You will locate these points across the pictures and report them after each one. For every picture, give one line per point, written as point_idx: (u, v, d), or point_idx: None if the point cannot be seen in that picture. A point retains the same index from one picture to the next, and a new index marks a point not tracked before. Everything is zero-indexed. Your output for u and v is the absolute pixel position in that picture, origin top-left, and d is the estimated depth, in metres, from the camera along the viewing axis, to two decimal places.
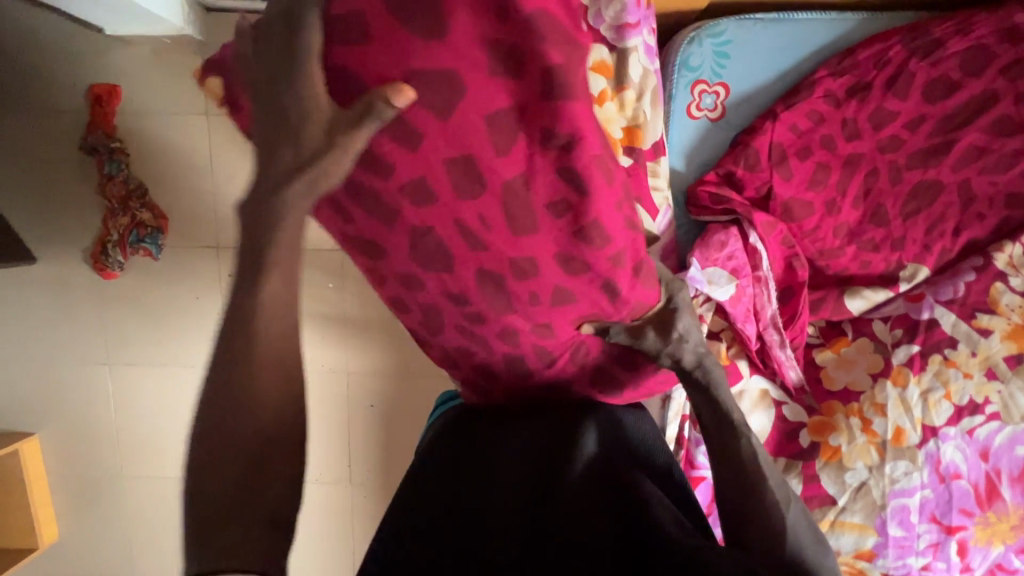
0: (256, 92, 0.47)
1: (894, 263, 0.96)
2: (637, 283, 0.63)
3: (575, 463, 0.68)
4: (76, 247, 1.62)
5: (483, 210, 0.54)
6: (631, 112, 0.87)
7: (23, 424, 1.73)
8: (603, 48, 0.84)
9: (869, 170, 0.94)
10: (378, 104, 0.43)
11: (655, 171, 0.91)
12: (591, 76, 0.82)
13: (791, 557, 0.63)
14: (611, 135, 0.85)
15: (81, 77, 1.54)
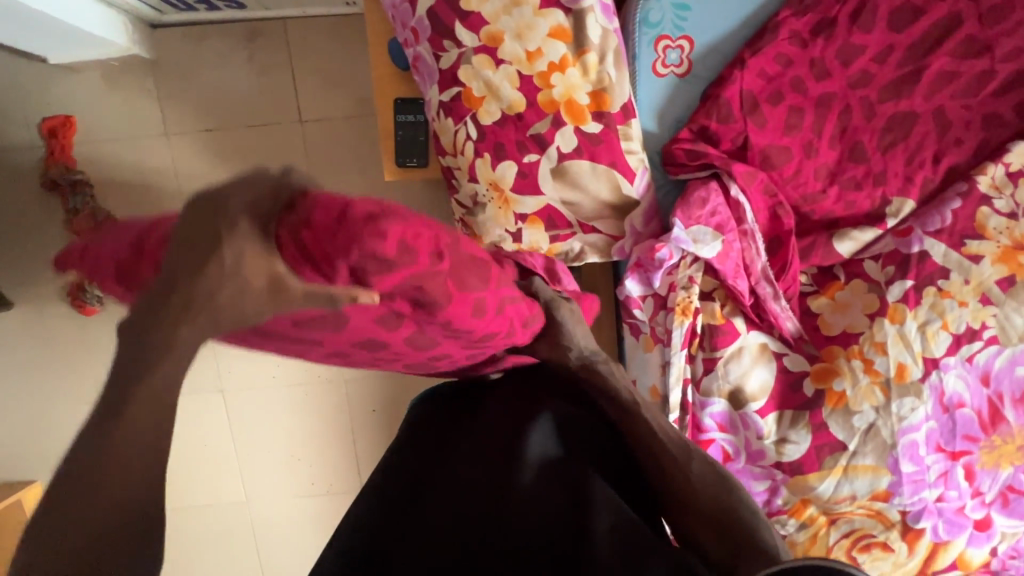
0: (188, 255, 0.39)
1: (879, 199, 0.94)
2: (528, 329, 0.68)
3: (532, 463, 0.71)
4: (52, 288, 1.58)
5: (392, 353, 0.56)
6: (595, 76, 0.85)
7: (23, 473, 1.70)
8: (560, 12, 0.82)
9: (842, 109, 0.92)
10: (344, 299, 0.41)
11: (628, 134, 0.87)
12: (547, 44, 0.83)
13: (705, 497, 0.69)
14: (577, 102, 0.85)
15: (31, 111, 1.49)
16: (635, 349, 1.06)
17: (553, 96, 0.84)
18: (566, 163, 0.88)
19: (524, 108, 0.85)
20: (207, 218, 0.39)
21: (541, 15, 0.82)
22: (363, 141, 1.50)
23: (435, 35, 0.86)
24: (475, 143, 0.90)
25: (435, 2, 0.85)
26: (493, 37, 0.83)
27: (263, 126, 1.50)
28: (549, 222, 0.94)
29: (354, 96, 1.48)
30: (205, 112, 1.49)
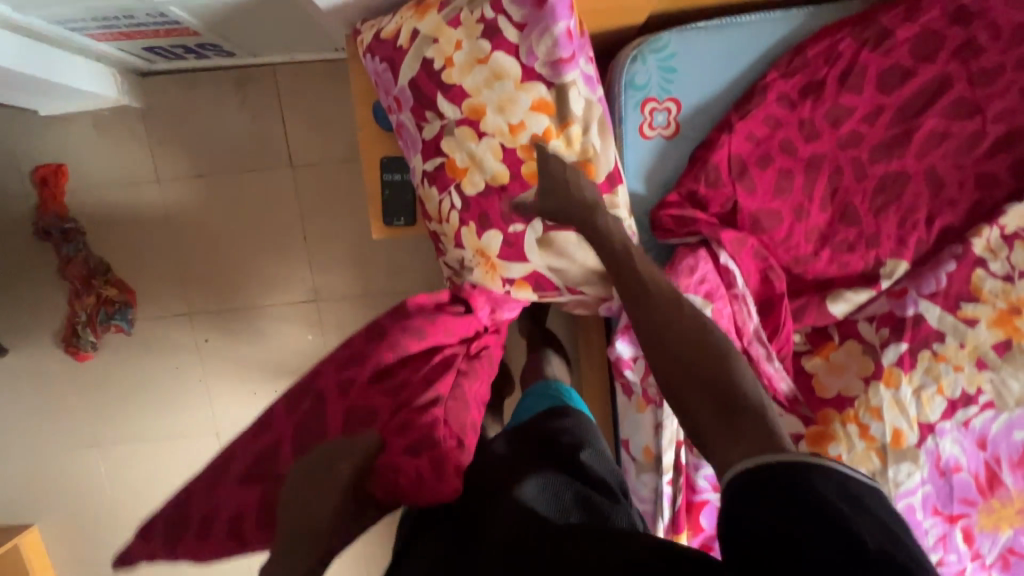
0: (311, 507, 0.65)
1: (872, 260, 0.92)
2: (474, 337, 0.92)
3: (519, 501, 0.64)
4: (46, 333, 1.58)
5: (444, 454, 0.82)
6: (579, 146, 0.83)
7: (18, 517, 1.69)
8: (542, 85, 0.81)
9: (833, 170, 0.91)
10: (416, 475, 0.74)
11: (614, 203, 0.86)
12: (530, 117, 0.82)
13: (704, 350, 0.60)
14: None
15: (23, 159, 1.48)
16: (626, 409, 1.05)
17: (538, 168, 0.84)
18: (551, 233, 0.87)
19: (508, 179, 0.85)
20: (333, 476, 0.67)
21: (522, 90, 0.81)
22: (355, 186, 1.49)
23: (417, 106, 0.86)
24: (460, 212, 0.89)
25: (416, 73, 0.84)
26: (476, 110, 0.83)
27: (254, 171, 1.49)
28: (537, 288, 0.92)
29: (345, 140, 1.47)
30: (197, 158, 1.49)
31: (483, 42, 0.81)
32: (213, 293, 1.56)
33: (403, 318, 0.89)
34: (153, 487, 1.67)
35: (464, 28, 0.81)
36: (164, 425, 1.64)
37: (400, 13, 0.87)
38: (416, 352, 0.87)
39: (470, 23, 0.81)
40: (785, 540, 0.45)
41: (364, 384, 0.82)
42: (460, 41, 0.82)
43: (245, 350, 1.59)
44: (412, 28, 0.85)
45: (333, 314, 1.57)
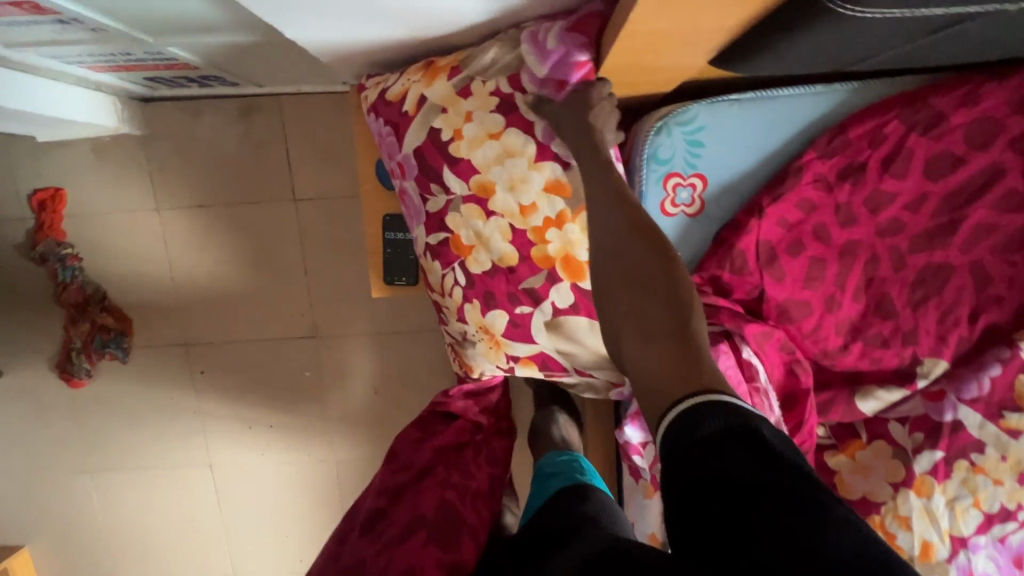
0: None
1: (909, 357, 0.85)
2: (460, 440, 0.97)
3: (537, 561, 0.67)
4: (40, 358, 1.55)
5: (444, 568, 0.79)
6: None
7: (9, 537, 1.68)
8: (557, 165, 0.75)
9: (868, 258, 0.84)
10: None
11: None
12: (543, 199, 0.76)
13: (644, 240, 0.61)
14: (576, 258, 0.77)
15: (21, 182, 1.45)
16: (632, 490, 1.01)
17: (549, 252, 0.77)
18: (560, 318, 0.80)
19: (516, 260, 0.79)
20: None
21: (535, 168, 0.75)
22: (358, 223, 1.44)
23: (422, 177, 0.81)
24: (463, 289, 0.83)
25: (422, 142, 0.80)
26: (484, 187, 0.77)
27: (256, 204, 1.44)
28: (544, 368, 0.86)
29: (350, 176, 1.42)
30: (198, 188, 1.44)
31: (496, 117, 0.76)
32: (210, 325, 1.52)
33: (394, 460, 0.95)
34: (145, 515, 1.65)
35: (476, 99, 0.76)
36: (157, 455, 1.61)
37: (407, 74, 0.82)
38: (404, 484, 0.90)
39: (483, 93, 0.76)
40: (712, 473, 0.46)
41: (352, 535, 0.83)
42: (471, 112, 0.77)
43: (240, 384, 1.55)
44: (420, 95, 0.80)
45: (332, 352, 1.53)
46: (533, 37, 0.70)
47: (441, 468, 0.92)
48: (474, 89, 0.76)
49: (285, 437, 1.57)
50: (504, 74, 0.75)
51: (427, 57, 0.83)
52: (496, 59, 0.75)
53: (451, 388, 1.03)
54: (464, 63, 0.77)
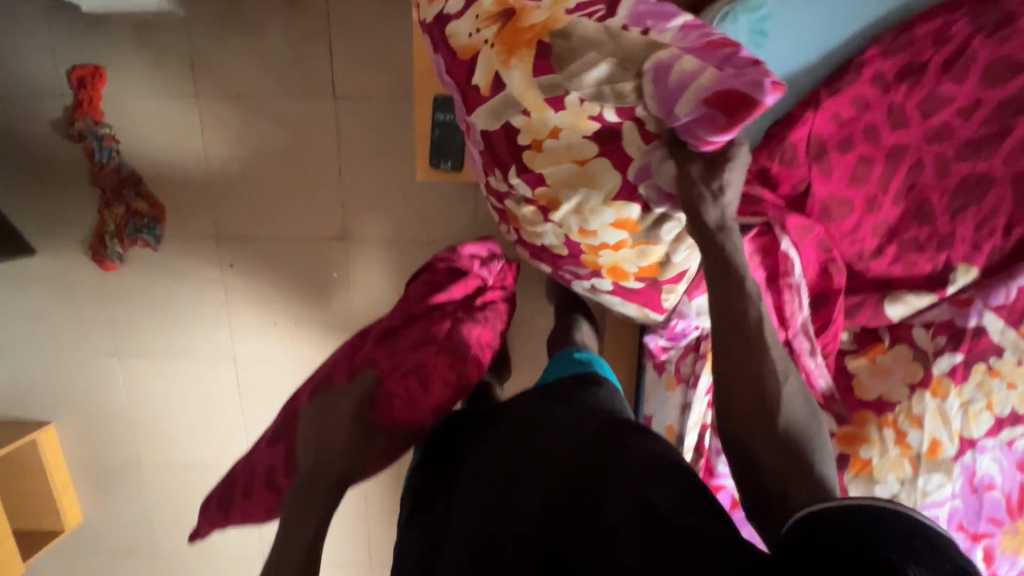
0: (318, 427, 0.86)
1: (942, 264, 0.87)
2: (469, 286, 1.07)
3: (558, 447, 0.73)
4: (73, 240, 1.58)
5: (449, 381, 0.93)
6: (650, 255, 0.87)
7: (39, 412, 1.76)
8: (636, 206, 0.82)
9: (913, 163, 0.85)
10: (413, 398, 0.88)
11: (671, 289, 0.94)
12: (606, 228, 0.84)
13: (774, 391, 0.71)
14: (622, 269, 0.89)
15: (60, 56, 1.44)
16: (655, 386, 1.07)
17: (599, 262, 0.89)
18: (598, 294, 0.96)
19: (565, 253, 0.91)
20: (338, 407, 0.87)
21: (611, 206, 0.82)
22: (396, 125, 1.44)
23: (489, 158, 0.87)
24: (516, 242, 0.99)
25: (495, 129, 0.82)
26: (551, 201, 0.84)
27: (294, 98, 1.44)
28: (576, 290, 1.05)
29: (390, 75, 1.41)
30: (237, 77, 1.44)
31: (588, 143, 0.78)
32: (241, 220, 1.55)
33: (409, 297, 1.05)
34: (168, 402, 1.72)
35: (569, 115, 0.76)
36: (184, 345, 1.67)
37: (479, 20, 0.79)
38: (418, 310, 1.00)
39: (577, 108, 0.76)
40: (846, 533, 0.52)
41: (370, 338, 0.97)
42: (559, 128, 0.78)
43: (267, 280, 1.59)
44: (495, 74, 0.79)
45: (361, 254, 1.55)
46: (658, 83, 0.69)
47: (450, 304, 1.02)
48: (568, 103, 0.75)
49: (309, 334, 1.63)
50: (610, 100, 0.73)
51: (507, 6, 0.77)
52: (605, 80, 0.73)
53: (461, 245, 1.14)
54: (562, 66, 0.74)
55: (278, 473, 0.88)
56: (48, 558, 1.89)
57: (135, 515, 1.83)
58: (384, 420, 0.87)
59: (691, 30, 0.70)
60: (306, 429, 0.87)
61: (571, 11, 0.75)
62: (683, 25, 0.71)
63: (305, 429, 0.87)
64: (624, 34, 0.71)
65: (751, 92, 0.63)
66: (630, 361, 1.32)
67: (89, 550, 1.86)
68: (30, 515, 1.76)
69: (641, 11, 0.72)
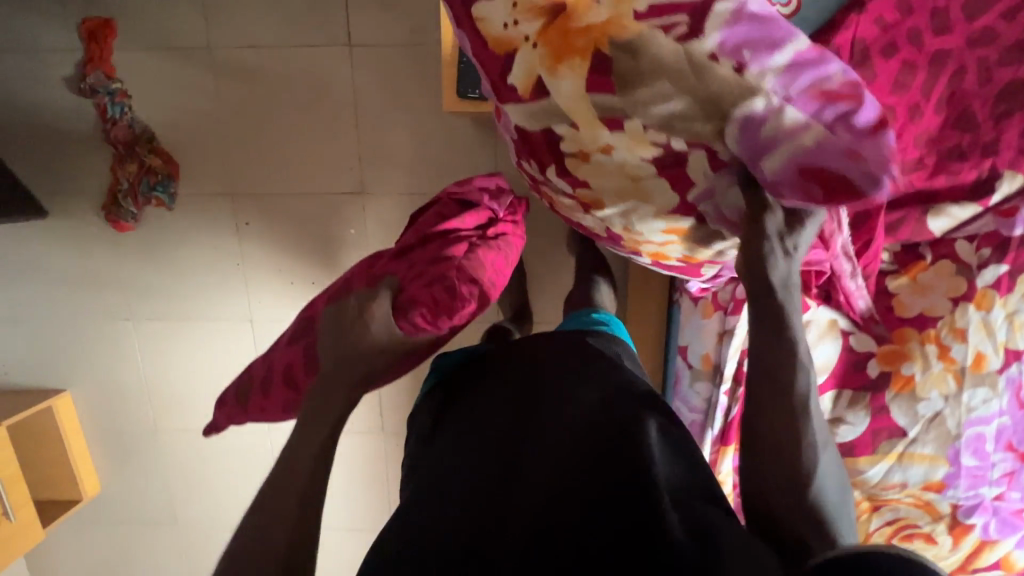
0: (341, 333, 0.82)
1: (986, 171, 0.85)
2: (481, 217, 1.07)
3: (554, 433, 0.71)
4: (86, 200, 1.56)
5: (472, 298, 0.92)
6: (695, 252, 0.87)
7: (54, 380, 1.74)
8: (689, 220, 0.80)
9: (956, 70, 0.84)
10: (440, 304, 0.85)
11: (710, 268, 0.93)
12: (653, 229, 0.83)
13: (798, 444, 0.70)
14: (665, 255, 0.89)
15: (69, 9, 1.42)
16: (690, 315, 1.04)
17: (641, 250, 0.89)
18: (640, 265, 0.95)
19: (605, 236, 0.91)
20: (360, 313, 0.82)
21: (663, 218, 0.80)
22: (413, 72, 1.42)
23: (527, 148, 0.83)
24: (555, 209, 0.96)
25: (540, 132, 0.77)
26: (597, 201, 0.83)
27: (310, 48, 1.42)
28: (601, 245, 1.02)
29: (407, 21, 1.39)
30: (251, 27, 1.41)
31: (646, 164, 0.74)
32: (256, 176, 1.53)
33: (423, 225, 1.05)
34: (185, 367, 1.70)
35: (627, 136, 0.72)
36: (199, 308, 1.65)
37: (524, 17, 0.70)
38: (433, 236, 0.99)
39: (636, 133, 0.71)
40: None
41: (391, 254, 0.96)
42: (612, 146, 0.74)
43: (284, 237, 1.57)
44: (541, 77, 0.71)
45: (378, 209, 1.53)
46: (748, 136, 0.65)
47: (465, 230, 1.02)
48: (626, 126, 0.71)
49: None
50: (681, 134, 0.69)
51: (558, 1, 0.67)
52: (680, 115, 0.67)
53: (467, 183, 1.15)
54: (626, 91, 0.67)
55: (295, 371, 0.89)
56: (66, 530, 1.88)
57: (152, 485, 1.82)
58: (409, 329, 0.83)
59: (796, 71, 0.63)
60: (329, 334, 0.83)
61: (643, 18, 0.64)
62: (789, 61, 0.63)
63: (328, 334, 0.84)
64: (711, 65, 0.63)
65: (864, 185, 0.63)
66: (660, 302, 1.29)
67: (108, 520, 1.85)
68: (48, 485, 1.75)
69: (740, 33, 0.63)
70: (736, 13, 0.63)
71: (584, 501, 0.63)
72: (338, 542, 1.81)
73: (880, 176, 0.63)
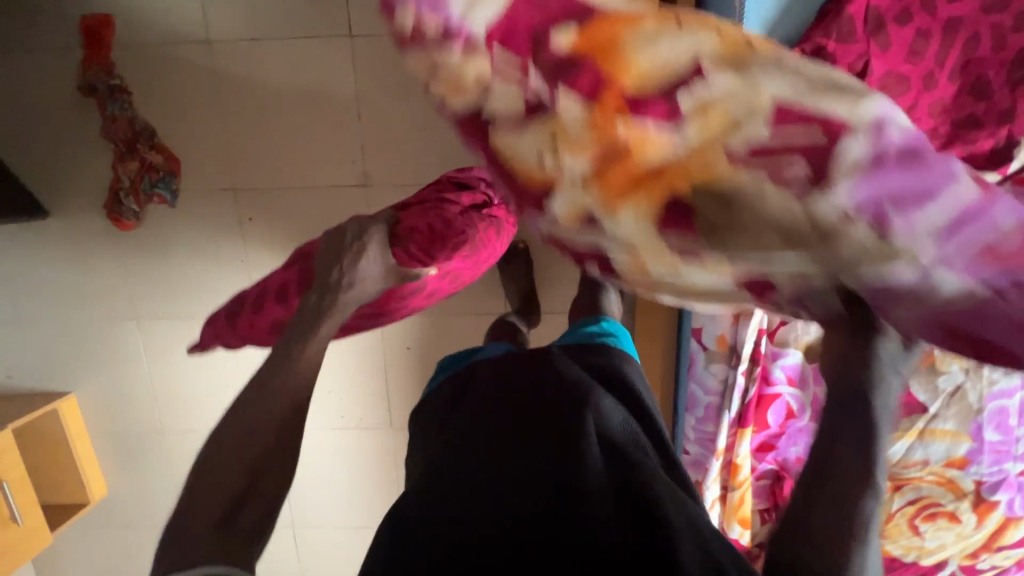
0: (330, 264, 0.76)
1: (1003, 139, 0.85)
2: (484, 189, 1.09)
3: (554, 443, 0.67)
4: (88, 199, 1.55)
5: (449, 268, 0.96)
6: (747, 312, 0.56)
7: (59, 383, 1.73)
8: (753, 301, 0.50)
9: (970, 37, 0.83)
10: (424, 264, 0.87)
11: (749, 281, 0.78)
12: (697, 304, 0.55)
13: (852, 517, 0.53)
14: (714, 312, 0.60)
15: (66, 6, 1.40)
16: None
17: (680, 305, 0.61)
18: None
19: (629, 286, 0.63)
20: (354, 245, 0.76)
21: (717, 300, 0.52)
22: (414, 62, 1.41)
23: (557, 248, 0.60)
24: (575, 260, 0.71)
25: (580, 248, 0.55)
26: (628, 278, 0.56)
27: (309, 40, 1.41)
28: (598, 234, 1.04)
29: None
30: (251, 19, 1.40)
31: (718, 281, 0.49)
32: (259, 170, 1.51)
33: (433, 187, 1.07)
34: (190, 366, 1.69)
35: (703, 270, 0.48)
36: (204, 306, 1.64)
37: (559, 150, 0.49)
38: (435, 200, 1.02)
39: (720, 270, 0.47)
40: None
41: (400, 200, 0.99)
42: (685, 281, 0.50)
43: (288, 232, 1.56)
44: (583, 212, 0.51)
45: (383, 202, 1.52)
46: (883, 303, 0.43)
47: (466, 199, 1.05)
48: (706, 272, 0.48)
49: None
50: (791, 288, 0.46)
51: (609, 138, 0.47)
52: (785, 268, 0.44)
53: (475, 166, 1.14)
54: (717, 244, 0.45)
55: (288, 291, 0.91)
56: (74, 534, 1.87)
57: (160, 486, 1.80)
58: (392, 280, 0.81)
59: (955, 227, 0.39)
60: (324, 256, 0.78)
61: (735, 158, 0.42)
62: (942, 219, 0.39)
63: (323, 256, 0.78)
64: (846, 228, 0.40)
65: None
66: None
67: (117, 523, 1.84)
68: (55, 490, 1.73)
69: (883, 180, 0.39)
70: (877, 143, 0.39)
71: (582, 527, 0.60)
72: (347, 541, 1.80)
73: None
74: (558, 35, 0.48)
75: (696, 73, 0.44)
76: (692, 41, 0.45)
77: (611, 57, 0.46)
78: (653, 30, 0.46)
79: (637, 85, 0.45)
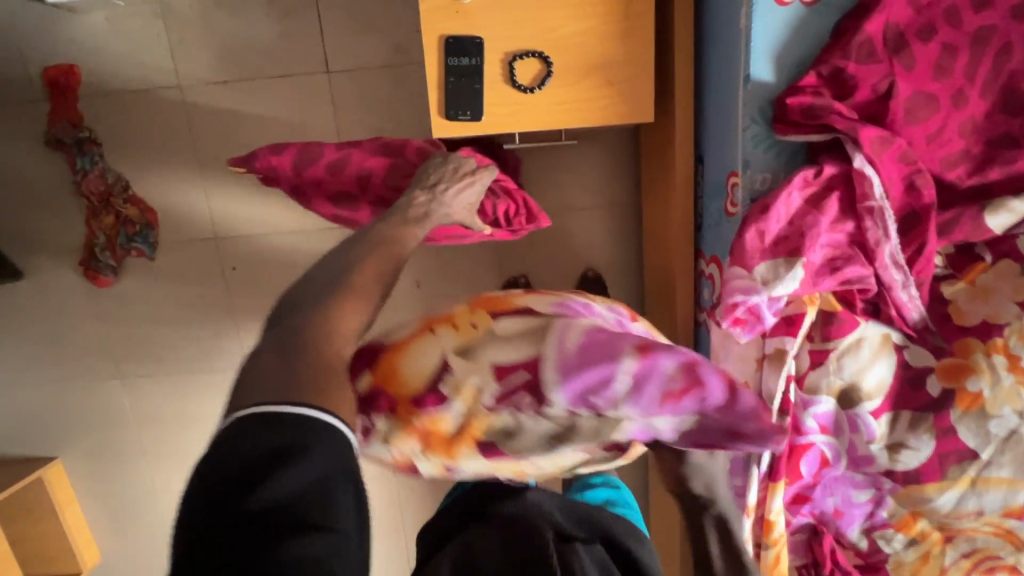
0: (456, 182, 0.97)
1: None
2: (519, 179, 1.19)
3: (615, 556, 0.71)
4: (63, 258, 1.47)
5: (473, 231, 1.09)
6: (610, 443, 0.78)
7: (43, 448, 1.64)
8: (582, 453, 0.67)
9: (1001, 48, 0.75)
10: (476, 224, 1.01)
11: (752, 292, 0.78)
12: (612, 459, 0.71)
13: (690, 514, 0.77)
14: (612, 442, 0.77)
15: (30, 61, 1.35)
16: (727, 337, 0.92)
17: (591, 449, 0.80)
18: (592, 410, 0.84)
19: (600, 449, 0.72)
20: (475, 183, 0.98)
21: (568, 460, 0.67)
22: (396, 95, 1.34)
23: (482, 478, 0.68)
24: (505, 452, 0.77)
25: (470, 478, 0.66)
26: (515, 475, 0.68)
27: (284, 79, 1.34)
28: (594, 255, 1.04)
29: (387, 43, 1.31)
30: (223, 61, 1.34)
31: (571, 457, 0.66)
32: (240, 215, 1.44)
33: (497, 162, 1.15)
34: (181, 423, 1.60)
35: (547, 460, 0.66)
36: (191, 360, 1.55)
37: (389, 439, 0.63)
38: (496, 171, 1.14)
39: (559, 457, 0.66)
40: None
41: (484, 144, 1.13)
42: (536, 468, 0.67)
43: (276, 278, 1.48)
44: (443, 469, 0.65)
45: None
46: (644, 436, 0.65)
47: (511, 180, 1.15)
48: (534, 461, 0.66)
49: None
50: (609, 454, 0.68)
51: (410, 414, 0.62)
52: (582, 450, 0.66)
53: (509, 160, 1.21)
54: (512, 443, 0.63)
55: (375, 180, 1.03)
56: None
57: (155, 550, 1.71)
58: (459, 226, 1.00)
59: (633, 383, 0.62)
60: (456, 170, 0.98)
61: (492, 408, 0.62)
62: (631, 380, 0.61)
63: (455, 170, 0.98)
64: (577, 416, 0.63)
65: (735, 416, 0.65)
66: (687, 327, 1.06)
67: None
68: (42, 563, 1.64)
69: (576, 373, 0.60)
70: (561, 355, 0.61)
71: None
72: None
73: (734, 406, 0.65)
74: (360, 380, 0.64)
75: (447, 370, 0.62)
76: (443, 345, 0.64)
77: (397, 379, 0.63)
78: (416, 344, 0.65)
79: (420, 386, 0.62)
